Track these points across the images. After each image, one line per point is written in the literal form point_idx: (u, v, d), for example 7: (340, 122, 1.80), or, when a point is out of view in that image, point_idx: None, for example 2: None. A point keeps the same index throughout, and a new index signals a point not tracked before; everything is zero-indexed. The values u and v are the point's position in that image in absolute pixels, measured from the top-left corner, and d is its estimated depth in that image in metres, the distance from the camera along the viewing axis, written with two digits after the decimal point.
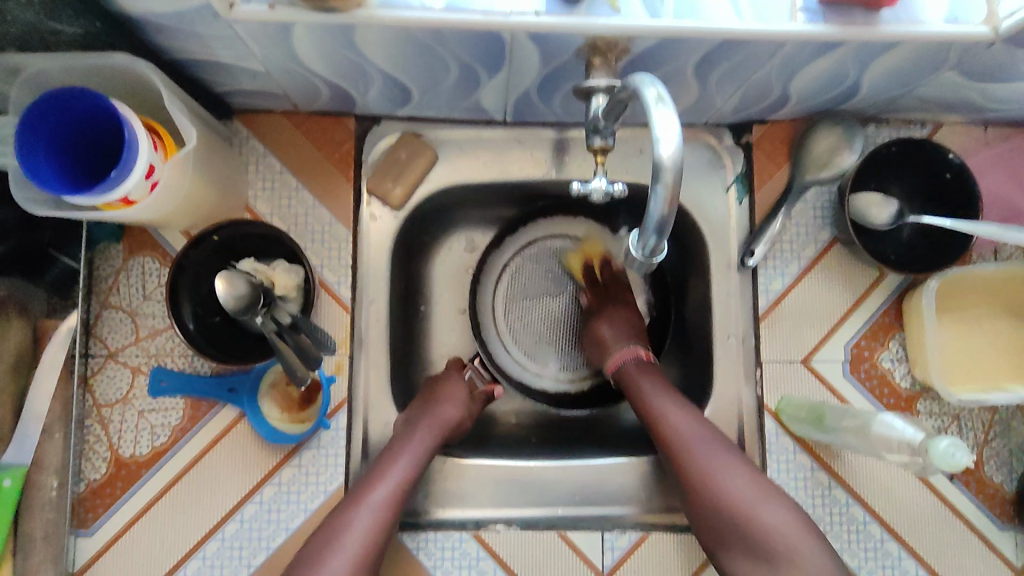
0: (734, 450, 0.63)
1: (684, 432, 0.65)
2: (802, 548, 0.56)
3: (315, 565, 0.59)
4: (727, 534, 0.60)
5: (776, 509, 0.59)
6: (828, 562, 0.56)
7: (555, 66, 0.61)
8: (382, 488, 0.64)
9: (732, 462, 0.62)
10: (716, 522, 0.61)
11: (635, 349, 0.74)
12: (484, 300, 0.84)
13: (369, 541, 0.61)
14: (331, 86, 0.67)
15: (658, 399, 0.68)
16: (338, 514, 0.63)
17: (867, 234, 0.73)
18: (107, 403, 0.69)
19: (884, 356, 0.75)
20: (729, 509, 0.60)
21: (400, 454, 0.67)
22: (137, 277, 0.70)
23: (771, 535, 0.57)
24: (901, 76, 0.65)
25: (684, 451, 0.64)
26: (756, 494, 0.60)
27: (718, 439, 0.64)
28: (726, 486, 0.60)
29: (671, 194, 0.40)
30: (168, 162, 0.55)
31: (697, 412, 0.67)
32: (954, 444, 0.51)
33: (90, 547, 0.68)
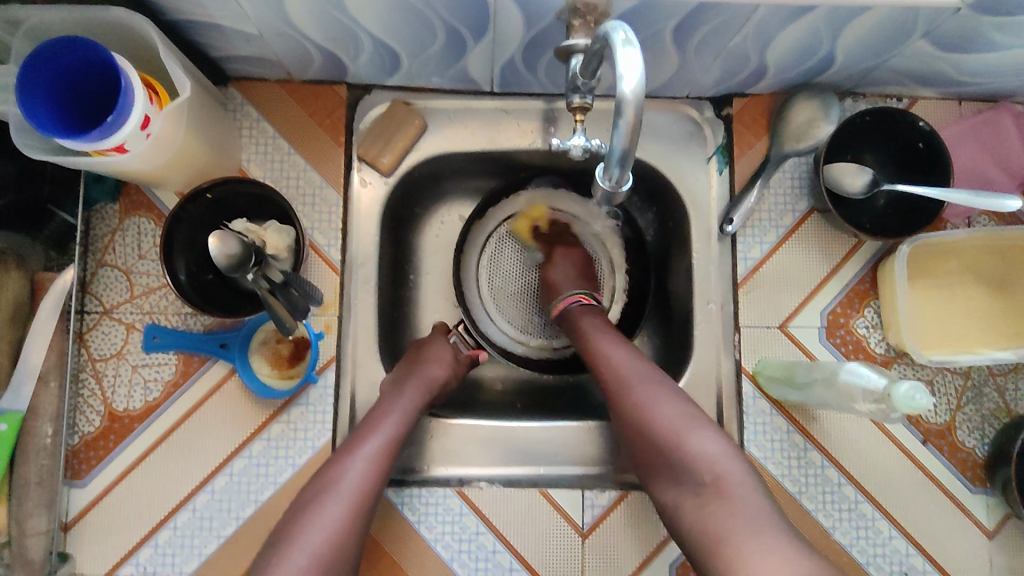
0: (670, 384, 0.65)
1: (620, 372, 0.66)
2: (726, 470, 0.58)
3: (311, 512, 0.59)
4: (657, 459, 0.61)
5: (703, 434, 0.60)
6: (752, 486, 0.57)
7: (537, 30, 0.63)
8: (376, 439, 0.65)
9: (666, 395, 0.63)
10: (646, 448, 0.62)
11: (576, 295, 0.78)
12: (469, 268, 0.86)
13: (364, 488, 0.61)
14: (322, 51, 0.69)
15: (601, 342, 0.70)
16: (332, 465, 0.63)
17: (842, 203, 0.76)
18: (102, 358, 0.71)
19: (860, 322, 0.77)
20: (661, 435, 0.61)
21: (390, 408, 0.68)
22: (132, 237, 0.73)
23: (698, 461, 0.58)
24: (873, 44, 0.68)
25: (622, 389, 0.65)
26: (688, 421, 0.61)
27: (655, 374, 0.66)
28: (657, 419, 0.62)
29: (631, 129, 0.43)
30: (163, 113, 0.57)
31: (638, 354, 0.68)
32: (914, 389, 0.53)
33: (83, 497, 0.70)
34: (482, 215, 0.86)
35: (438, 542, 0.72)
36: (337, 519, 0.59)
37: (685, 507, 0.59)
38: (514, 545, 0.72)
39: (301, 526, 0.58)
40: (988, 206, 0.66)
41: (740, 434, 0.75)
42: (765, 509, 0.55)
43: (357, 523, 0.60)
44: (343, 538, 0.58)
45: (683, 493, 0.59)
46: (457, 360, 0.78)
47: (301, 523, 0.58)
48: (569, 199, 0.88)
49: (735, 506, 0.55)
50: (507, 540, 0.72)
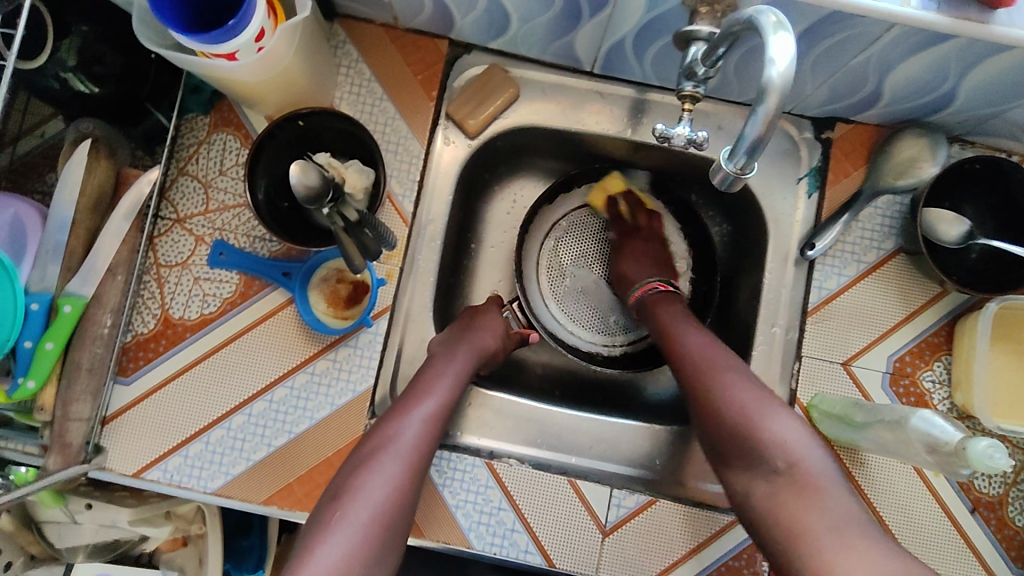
0: (748, 371, 0.64)
1: (704, 357, 0.65)
2: (803, 457, 0.55)
3: (369, 467, 0.58)
4: (729, 445, 0.60)
5: (781, 420, 0.58)
6: (831, 472, 0.55)
7: (660, 12, 0.62)
8: (430, 402, 0.64)
9: (742, 378, 0.62)
10: (719, 432, 0.61)
11: (655, 282, 0.78)
12: (536, 234, 0.88)
13: (419, 448, 0.61)
14: (435, 1, 0.69)
15: (675, 323, 0.71)
16: (387, 423, 0.62)
17: (933, 249, 0.73)
18: (168, 264, 0.72)
19: (926, 375, 0.73)
20: (735, 418, 0.59)
21: (444, 372, 0.68)
22: (217, 152, 0.73)
23: (772, 447, 0.57)
24: (1001, 90, 0.65)
25: (696, 372, 0.65)
26: (762, 403, 0.59)
27: (729, 361, 0.64)
28: (734, 399, 0.60)
29: (771, 117, 0.41)
30: (277, 30, 0.58)
31: (714, 340, 0.68)
32: (992, 446, 0.51)
33: (126, 394, 0.71)
34: (562, 194, 0.87)
35: (459, 509, 0.71)
36: (395, 477, 0.58)
37: (757, 495, 0.56)
38: (533, 528, 0.71)
39: (361, 481, 0.57)
40: None
41: None
42: (839, 495, 0.53)
43: (414, 483, 0.59)
44: (401, 496, 0.58)
45: (755, 479, 0.57)
46: (508, 334, 0.77)
47: (359, 478, 0.58)
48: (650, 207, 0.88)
49: (811, 495, 0.53)
50: (526, 521, 0.71)
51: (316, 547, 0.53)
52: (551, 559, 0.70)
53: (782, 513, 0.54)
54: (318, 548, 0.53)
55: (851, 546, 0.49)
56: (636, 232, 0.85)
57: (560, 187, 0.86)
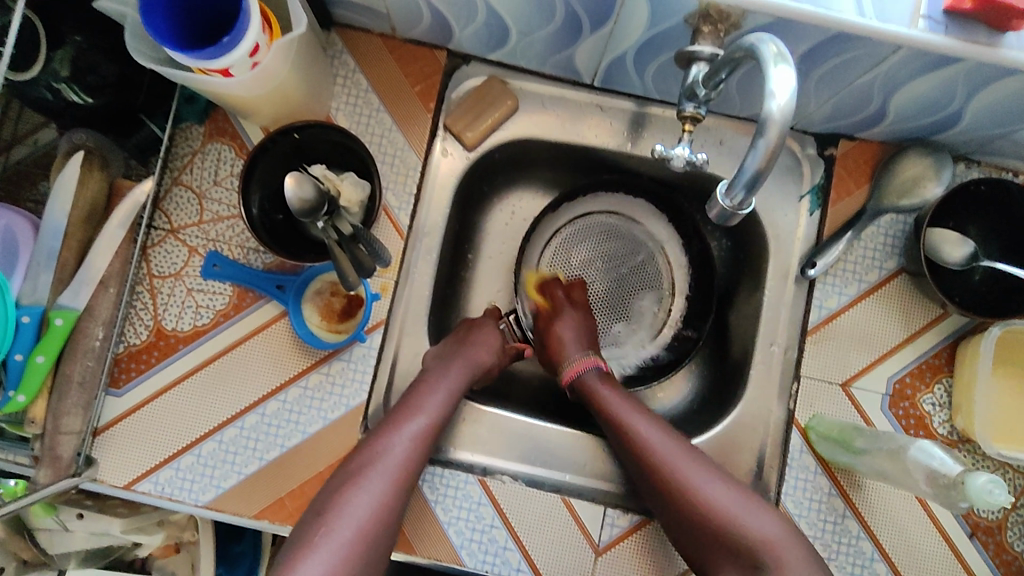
0: (706, 461, 0.65)
1: (664, 453, 0.65)
2: (789, 556, 0.58)
3: (354, 483, 0.58)
4: (708, 545, 0.61)
5: (712, 485, 0.62)
6: (774, 529, 0.59)
7: (661, 29, 0.61)
8: (420, 419, 0.64)
9: (708, 477, 0.63)
10: (698, 531, 0.62)
11: (595, 359, 0.74)
12: (542, 235, 0.85)
13: (407, 465, 0.61)
14: (433, 12, 0.68)
15: (621, 411, 0.68)
16: (375, 437, 0.62)
17: (936, 270, 0.72)
18: (161, 274, 0.72)
19: (927, 398, 0.72)
20: (715, 525, 0.60)
21: (436, 388, 0.67)
22: (211, 162, 0.73)
23: (707, 529, 0.61)
24: (1008, 112, 0.64)
25: (660, 469, 0.64)
26: (691, 471, 0.63)
27: (662, 432, 0.67)
28: (710, 503, 0.61)
29: (770, 151, 0.40)
30: (274, 44, 0.57)
31: (665, 428, 0.67)
32: (993, 482, 0.50)
33: (118, 406, 0.70)
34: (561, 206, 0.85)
35: (451, 526, 0.70)
36: (380, 493, 0.58)
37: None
38: (525, 546, 0.70)
39: (346, 498, 0.57)
40: None
41: (778, 485, 0.72)
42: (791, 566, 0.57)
43: (398, 501, 0.59)
44: (385, 514, 0.58)
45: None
46: (502, 349, 0.76)
47: (344, 494, 0.57)
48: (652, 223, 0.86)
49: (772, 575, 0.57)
50: (519, 539, 0.70)
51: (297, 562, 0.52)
52: None
53: None
54: (299, 564, 0.52)
55: None
56: (573, 305, 0.80)
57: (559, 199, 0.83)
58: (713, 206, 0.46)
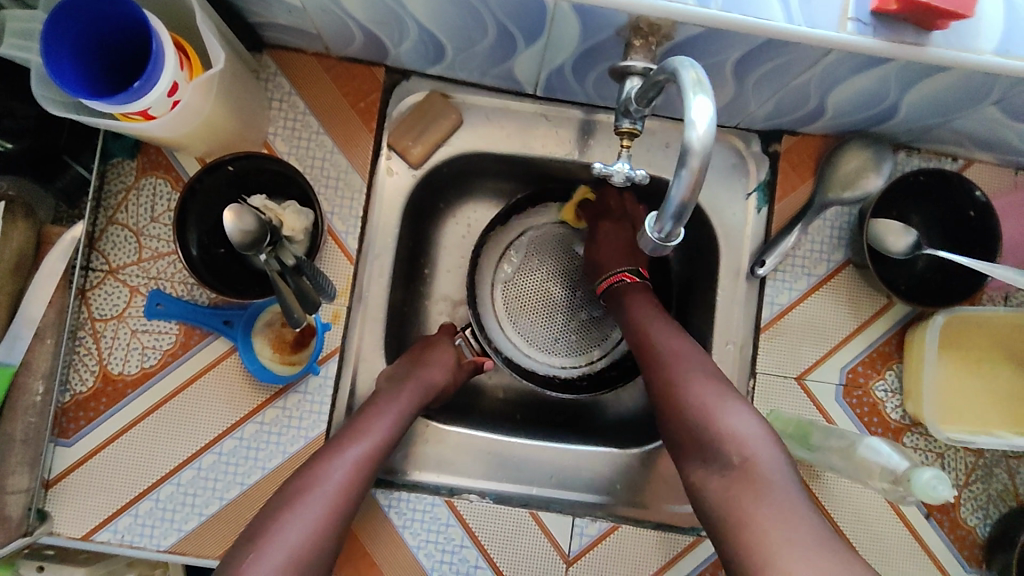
0: (711, 365, 0.63)
1: (673, 348, 0.65)
2: (758, 454, 0.55)
3: (290, 509, 0.57)
4: (687, 434, 0.59)
5: (702, 384, 0.60)
6: (753, 430, 0.56)
7: (594, 42, 0.60)
8: (363, 443, 0.63)
9: (705, 372, 0.61)
10: (679, 431, 0.60)
11: (626, 272, 0.75)
12: (499, 243, 0.85)
13: (347, 492, 0.59)
14: (365, 32, 0.66)
15: (644, 321, 0.69)
16: (317, 464, 0.61)
17: (881, 261, 0.73)
18: (103, 318, 0.69)
19: (878, 384, 0.74)
20: (694, 412, 0.59)
21: (385, 413, 0.66)
22: (147, 197, 0.70)
23: (691, 405, 0.59)
24: (941, 104, 0.64)
25: (660, 362, 0.64)
26: (686, 371, 0.62)
27: (676, 334, 0.66)
28: (692, 394, 0.60)
29: (694, 180, 0.40)
30: (192, 81, 0.54)
31: (683, 336, 0.66)
32: (936, 477, 0.52)
33: (68, 457, 0.68)
34: (515, 215, 0.84)
35: (421, 549, 0.70)
36: (314, 522, 0.57)
37: (711, 487, 0.56)
38: (496, 562, 0.71)
39: (278, 524, 0.56)
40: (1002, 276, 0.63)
41: None
42: (770, 475, 0.54)
43: (335, 528, 0.58)
44: (320, 542, 0.56)
45: (710, 474, 0.56)
46: (459, 366, 0.76)
47: (278, 520, 0.56)
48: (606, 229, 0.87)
49: (741, 479, 0.54)
50: (490, 556, 0.71)
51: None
52: None
53: (730, 509, 0.54)
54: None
55: (782, 532, 0.50)
56: (610, 214, 0.79)
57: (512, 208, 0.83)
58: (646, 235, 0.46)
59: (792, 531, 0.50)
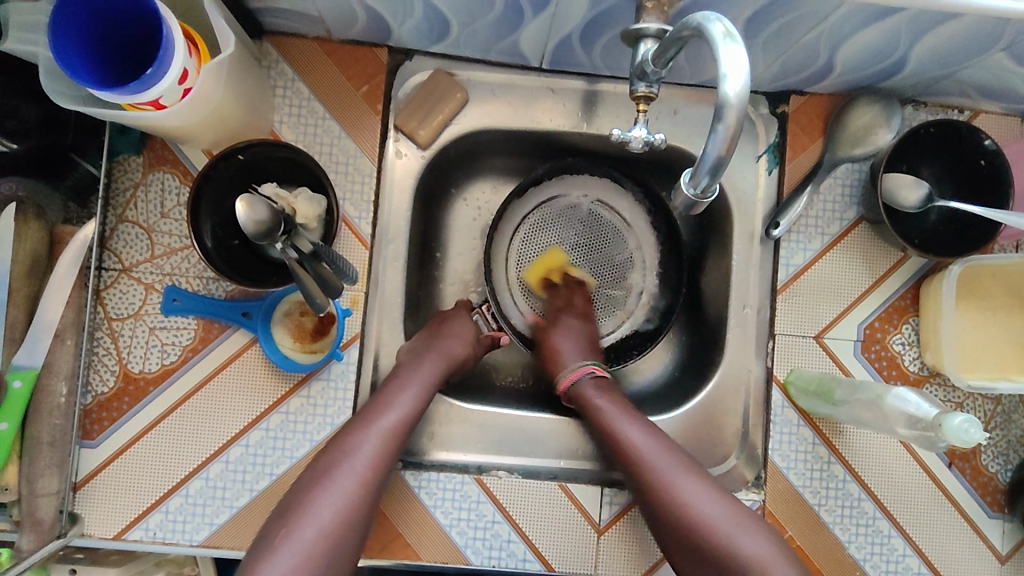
0: (702, 474, 0.62)
1: (648, 455, 0.63)
2: (779, 574, 0.55)
3: (321, 484, 0.57)
4: (702, 562, 0.58)
5: (706, 501, 0.59)
6: (767, 546, 0.57)
7: (604, 7, 0.59)
8: (390, 416, 0.62)
9: (704, 489, 0.60)
10: (694, 551, 0.58)
11: (589, 365, 0.73)
12: (513, 216, 0.83)
13: (377, 464, 0.59)
14: (368, 11, 0.65)
15: (618, 421, 0.66)
16: (344, 437, 0.61)
17: (894, 215, 0.73)
18: (119, 317, 0.68)
19: (896, 338, 0.75)
20: (706, 536, 0.57)
21: (408, 384, 0.66)
22: (155, 193, 0.69)
23: (704, 531, 0.58)
24: (950, 53, 0.65)
25: (645, 468, 0.63)
26: (674, 469, 0.62)
27: (661, 439, 0.65)
28: (701, 514, 0.58)
29: (729, 136, 0.40)
30: (202, 70, 0.54)
31: (652, 428, 0.66)
32: (968, 421, 0.52)
33: (94, 459, 0.68)
34: (530, 188, 0.82)
35: (453, 528, 0.71)
36: (345, 495, 0.56)
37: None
38: (529, 535, 0.71)
39: (311, 498, 0.56)
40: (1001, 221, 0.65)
41: (765, 443, 0.75)
42: None
43: (368, 501, 0.58)
44: (353, 513, 0.56)
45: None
46: (477, 340, 0.76)
47: (310, 496, 0.56)
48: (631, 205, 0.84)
49: None
50: (522, 530, 0.71)
51: (264, 567, 0.51)
52: (549, 563, 0.71)
53: None
54: (262, 566, 0.51)
55: None
56: (572, 308, 0.80)
57: (527, 182, 0.81)
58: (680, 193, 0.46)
59: None
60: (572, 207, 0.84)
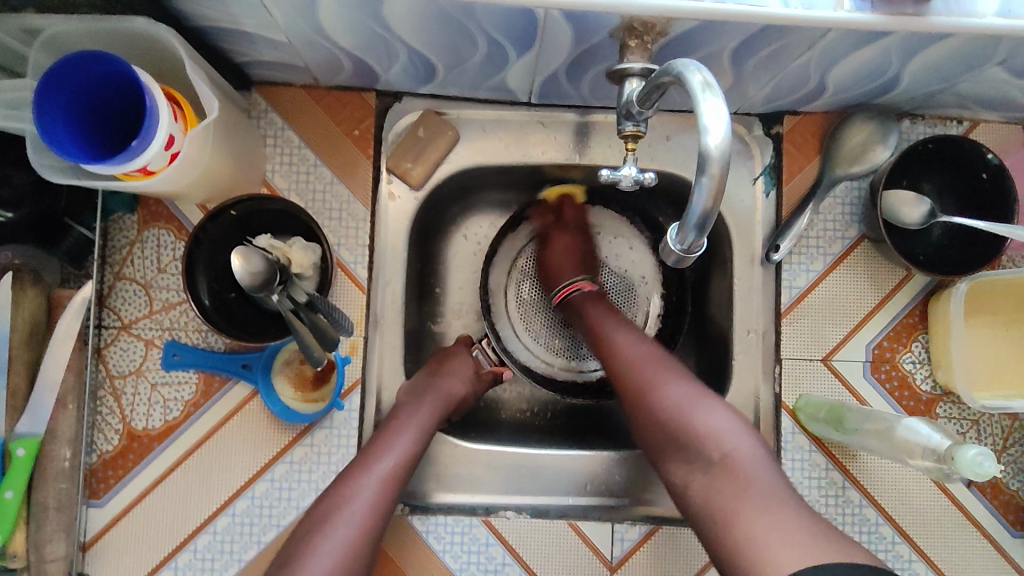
0: (683, 371, 0.63)
1: (634, 358, 0.64)
2: (736, 449, 0.55)
3: (321, 532, 0.55)
4: (664, 444, 0.59)
5: (680, 386, 0.61)
6: (732, 422, 0.58)
7: (588, 46, 0.59)
8: (389, 460, 0.61)
9: (674, 375, 0.62)
10: (659, 433, 0.60)
11: (580, 281, 0.74)
12: (511, 248, 0.82)
13: (378, 511, 0.58)
14: (354, 60, 0.65)
15: (608, 326, 0.68)
16: (344, 481, 0.59)
17: (897, 232, 0.72)
18: (120, 374, 0.69)
19: (906, 357, 0.73)
20: (669, 415, 0.59)
21: (407, 427, 0.65)
22: (151, 249, 0.69)
23: (669, 413, 0.59)
24: (946, 69, 0.63)
25: (628, 371, 0.64)
26: (658, 366, 0.63)
27: (662, 356, 0.65)
28: (665, 397, 0.60)
29: (715, 187, 0.39)
30: (188, 133, 0.54)
31: (647, 340, 0.67)
32: (982, 454, 0.51)
33: (102, 517, 0.68)
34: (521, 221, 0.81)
35: (464, 572, 0.70)
36: (346, 544, 0.55)
37: (695, 487, 0.56)
38: None
39: (311, 547, 0.54)
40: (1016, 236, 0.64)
41: None
42: (775, 481, 0.53)
43: (368, 548, 0.56)
44: (353, 562, 0.55)
45: (693, 471, 0.57)
46: (478, 376, 0.74)
47: (310, 544, 0.55)
48: (629, 231, 0.84)
49: (745, 485, 0.53)
50: (533, 571, 0.70)
51: None
52: None
53: (714, 507, 0.54)
54: None
55: (775, 525, 0.50)
56: (564, 225, 0.78)
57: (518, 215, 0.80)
58: (667, 248, 0.45)
59: (794, 529, 0.49)
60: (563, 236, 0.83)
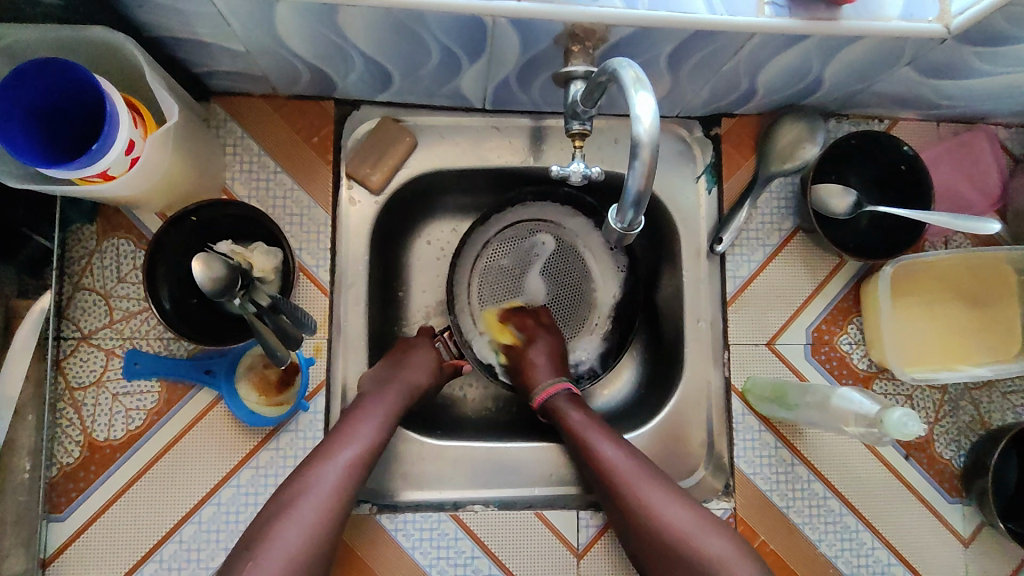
0: (668, 483, 0.65)
1: (623, 469, 0.66)
2: (738, 575, 0.58)
3: (285, 514, 0.57)
4: (666, 561, 0.61)
5: (674, 508, 0.63)
6: (729, 546, 0.60)
7: (534, 52, 0.63)
8: (353, 446, 0.63)
9: (668, 496, 0.64)
10: (660, 557, 0.62)
11: (564, 381, 0.75)
12: (478, 241, 0.84)
13: (341, 496, 0.60)
14: (311, 69, 0.67)
15: (589, 432, 0.69)
16: (307, 467, 0.61)
17: (828, 223, 0.77)
18: (81, 386, 0.68)
19: (844, 339, 0.79)
20: (672, 535, 0.61)
21: (371, 415, 0.66)
22: (111, 259, 0.70)
23: (675, 542, 0.61)
24: (861, 70, 0.69)
25: (621, 483, 0.65)
26: (637, 471, 0.66)
27: (644, 468, 0.66)
28: (665, 520, 0.62)
29: (647, 170, 0.44)
30: (148, 138, 0.55)
31: (630, 447, 0.68)
32: (907, 415, 0.55)
33: (62, 532, 0.67)
34: (493, 215, 0.83)
35: (433, 567, 0.71)
36: (308, 526, 0.57)
37: None
38: (508, 567, 0.72)
39: (275, 529, 0.56)
40: (971, 228, 0.68)
41: (730, 450, 0.77)
42: None
43: (330, 530, 0.58)
44: (315, 543, 0.57)
45: None
46: (440, 368, 0.76)
47: (274, 527, 0.56)
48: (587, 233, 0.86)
49: None
50: (501, 562, 0.72)
51: None
52: None
53: None
54: None
55: None
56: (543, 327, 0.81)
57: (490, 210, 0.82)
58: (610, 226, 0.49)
59: None
60: (529, 232, 0.85)
